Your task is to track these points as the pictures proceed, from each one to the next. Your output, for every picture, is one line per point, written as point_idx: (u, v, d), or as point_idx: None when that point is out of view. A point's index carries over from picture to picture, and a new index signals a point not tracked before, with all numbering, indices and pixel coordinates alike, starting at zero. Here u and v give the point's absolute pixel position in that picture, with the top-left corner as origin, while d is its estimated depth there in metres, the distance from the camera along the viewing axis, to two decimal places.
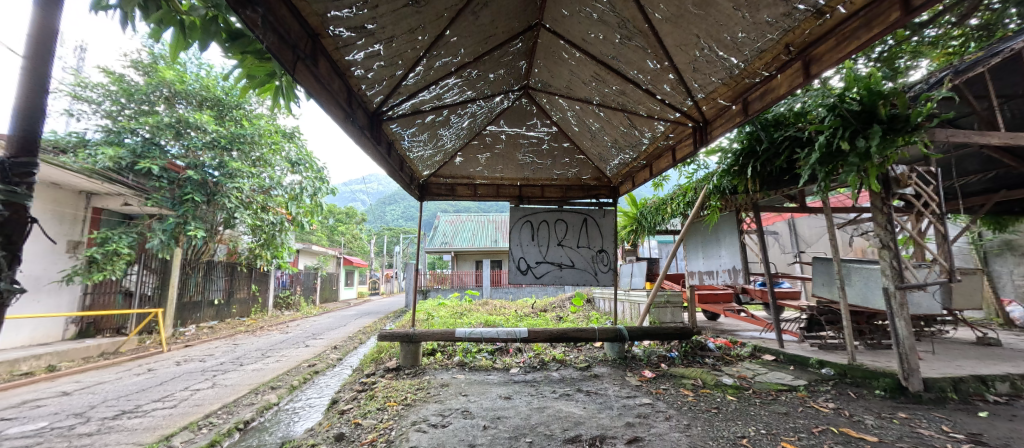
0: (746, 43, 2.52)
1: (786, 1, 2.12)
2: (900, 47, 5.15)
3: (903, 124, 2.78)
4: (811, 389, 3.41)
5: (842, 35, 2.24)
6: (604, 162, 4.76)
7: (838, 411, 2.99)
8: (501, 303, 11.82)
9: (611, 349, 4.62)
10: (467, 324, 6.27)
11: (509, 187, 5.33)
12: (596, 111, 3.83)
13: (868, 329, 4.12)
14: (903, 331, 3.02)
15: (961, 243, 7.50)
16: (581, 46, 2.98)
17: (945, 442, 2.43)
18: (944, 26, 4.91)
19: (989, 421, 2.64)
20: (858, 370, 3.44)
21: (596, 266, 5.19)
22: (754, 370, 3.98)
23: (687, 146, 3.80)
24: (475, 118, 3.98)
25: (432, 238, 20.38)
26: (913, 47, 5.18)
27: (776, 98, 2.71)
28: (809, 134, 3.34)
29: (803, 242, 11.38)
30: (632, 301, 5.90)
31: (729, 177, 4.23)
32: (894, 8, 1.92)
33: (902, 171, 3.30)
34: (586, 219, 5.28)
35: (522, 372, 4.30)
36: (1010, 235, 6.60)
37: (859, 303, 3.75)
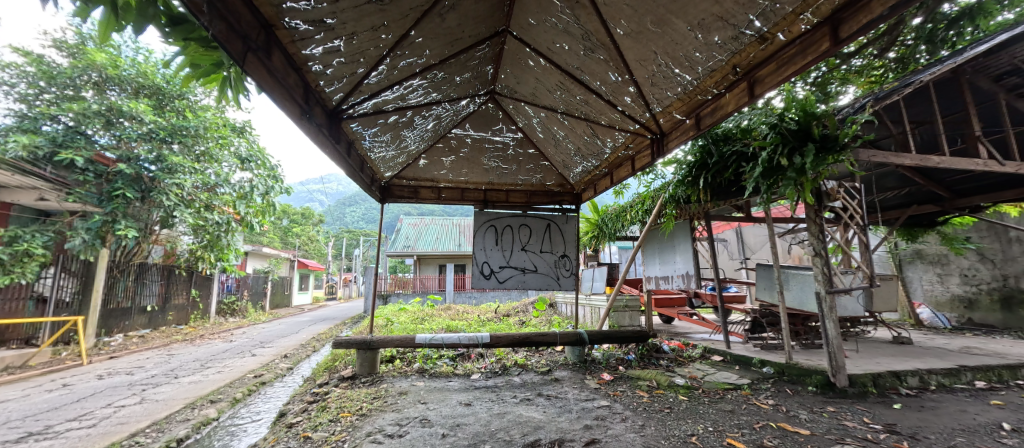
0: (700, 62, 2.68)
1: (734, 25, 2.29)
2: (832, 74, 5.69)
3: (833, 143, 3.07)
4: (753, 387, 3.65)
5: (781, 60, 2.45)
6: (568, 169, 4.86)
7: (777, 407, 3.22)
8: (464, 308, 11.69)
9: (572, 353, 4.70)
10: (428, 329, 6.15)
11: (474, 191, 5.30)
12: (561, 119, 3.91)
13: (803, 330, 4.48)
14: (833, 331, 3.30)
15: (881, 252, 8.37)
16: (547, 55, 3.03)
17: (866, 432, 2.69)
18: (868, 57, 5.49)
19: (901, 412, 2.95)
20: (794, 368, 3.72)
21: (558, 271, 5.28)
22: (704, 370, 4.20)
23: (645, 157, 3.97)
24: (440, 120, 3.93)
25: (395, 241, 19.85)
26: (842, 74, 5.75)
27: (724, 114, 2.90)
28: (753, 150, 3.61)
29: (749, 250, 12.21)
30: (593, 305, 6.05)
31: (684, 187, 4.45)
32: (824, 39, 2.16)
33: (832, 186, 3.63)
34: (549, 224, 5.35)
35: (484, 377, 4.26)
36: (920, 245, 7.46)
37: (796, 306, 4.06)
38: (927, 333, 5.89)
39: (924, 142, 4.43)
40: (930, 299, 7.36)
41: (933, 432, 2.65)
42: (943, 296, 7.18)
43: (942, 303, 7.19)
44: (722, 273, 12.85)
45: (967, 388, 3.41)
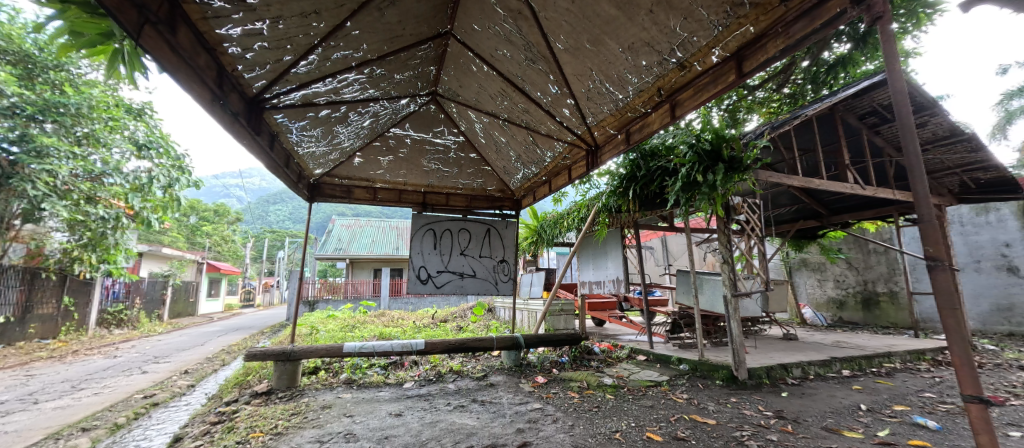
0: (631, 82, 2.89)
1: (658, 51, 2.52)
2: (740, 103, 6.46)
3: (739, 164, 3.46)
4: (671, 383, 3.97)
5: (698, 87, 2.74)
6: (509, 175, 4.92)
7: (690, 400, 3.53)
8: (398, 314, 11.25)
9: (508, 358, 4.74)
10: (358, 337, 5.81)
11: (413, 192, 5.14)
12: (502, 125, 3.96)
13: (714, 330, 4.98)
14: (736, 330, 3.71)
15: (776, 260, 9.64)
16: (489, 61, 3.05)
17: (761, 419, 3.06)
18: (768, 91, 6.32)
19: (788, 399, 3.41)
20: (706, 364, 4.11)
21: (496, 276, 5.31)
22: (630, 369, 4.48)
23: (581, 167, 4.16)
24: (378, 118, 3.77)
25: (325, 243, 18.50)
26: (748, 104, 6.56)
27: (651, 131, 3.15)
28: (675, 166, 3.94)
29: (671, 257, 13.32)
30: (530, 310, 6.15)
31: (616, 197, 4.70)
32: (731, 73, 2.48)
33: (738, 202, 4.10)
34: (489, 229, 5.36)
35: (417, 386, 4.13)
36: (805, 254, 8.72)
37: (708, 308, 4.50)
38: (809, 330, 6.87)
39: (809, 166, 5.19)
40: (813, 300, 8.61)
41: (811, 415, 3.09)
42: (822, 298, 8.45)
43: (821, 304, 8.47)
44: (649, 279, 13.89)
45: (836, 376, 4.04)
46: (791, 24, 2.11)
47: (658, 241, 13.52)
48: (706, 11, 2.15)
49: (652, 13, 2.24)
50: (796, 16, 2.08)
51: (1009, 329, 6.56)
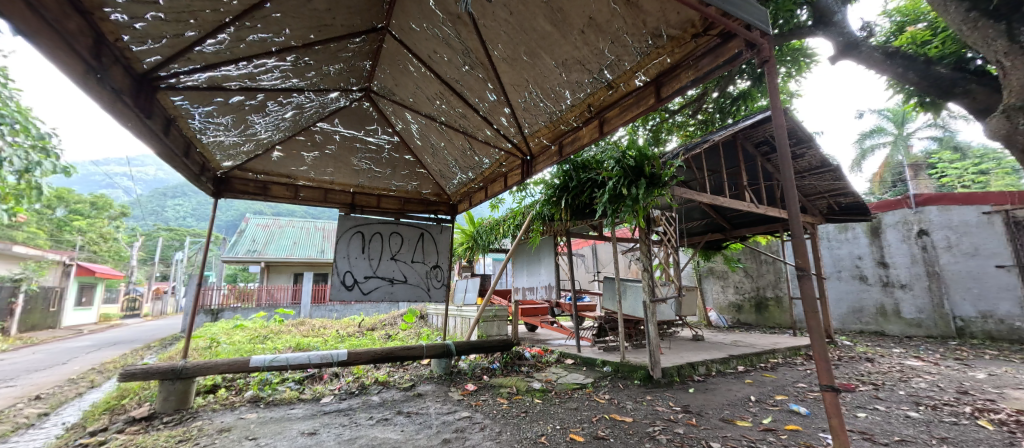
0: (564, 97, 3.03)
1: (589, 70, 2.68)
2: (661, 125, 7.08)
3: (659, 180, 3.78)
4: (595, 385, 4.17)
5: (623, 107, 2.95)
6: (445, 179, 4.83)
7: (611, 400, 3.73)
8: (320, 323, 10.40)
9: (438, 366, 4.62)
10: (269, 349, 5.24)
11: (340, 192, 4.81)
12: (439, 128, 3.89)
13: (635, 333, 5.34)
14: (653, 333, 4.02)
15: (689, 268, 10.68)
16: (427, 62, 2.98)
17: (670, 414, 3.33)
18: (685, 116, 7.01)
19: (694, 395, 3.76)
20: (626, 365, 4.38)
21: (429, 282, 5.17)
22: (558, 373, 4.62)
23: (517, 175, 4.23)
24: (302, 111, 3.49)
25: (236, 244, 16.51)
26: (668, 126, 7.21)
27: (582, 145, 3.33)
28: (603, 178, 4.19)
29: (600, 264, 14.06)
30: (463, 316, 6.07)
31: (549, 206, 4.83)
32: (650, 96, 2.73)
33: (657, 215, 4.47)
34: (422, 234, 5.20)
35: (336, 400, 3.84)
36: (712, 263, 9.77)
37: (630, 313, 4.82)
38: (715, 331, 7.67)
39: (715, 186, 5.83)
40: (717, 304, 9.66)
41: (712, 407, 3.44)
42: (725, 302, 9.52)
43: (723, 308, 9.53)
44: (579, 284, 14.57)
45: (733, 371, 4.56)
46: (700, 58, 2.39)
47: (589, 249, 14.25)
48: (630, 38, 2.35)
49: (584, 34, 2.38)
50: (704, 52, 2.37)
51: (860, 327, 7.97)
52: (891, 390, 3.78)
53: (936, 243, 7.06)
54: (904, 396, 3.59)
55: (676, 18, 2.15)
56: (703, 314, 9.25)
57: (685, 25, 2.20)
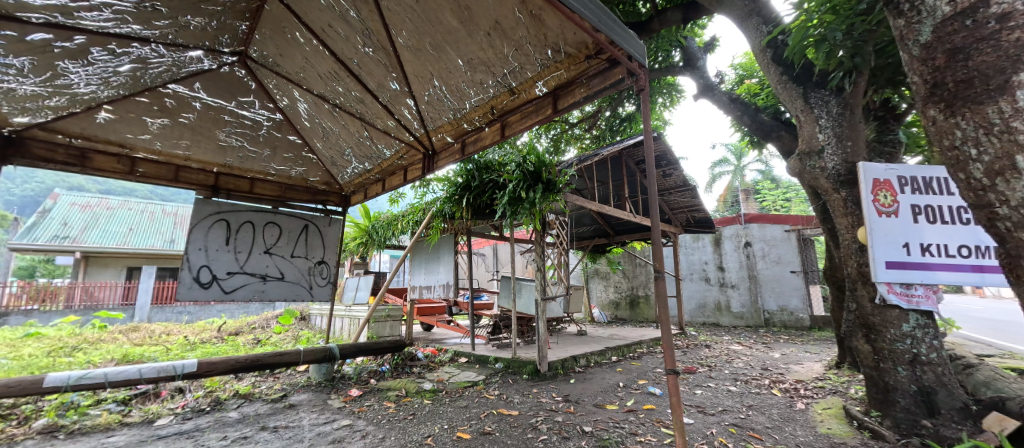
0: (468, 95, 3.05)
1: (493, 71, 2.74)
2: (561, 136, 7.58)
3: (554, 187, 4.06)
4: (486, 382, 4.26)
5: (524, 113, 3.10)
6: (337, 168, 4.40)
7: (499, 396, 3.86)
8: (163, 327, 8.53)
9: (317, 372, 4.19)
10: (76, 363, 4.08)
11: (198, 172, 3.98)
12: (331, 111, 3.53)
13: (526, 329, 5.64)
14: (542, 329, 4.27)
15: (579, 269, 11.64)
16: (319, 36, 2.67)
17: (552, 404, 3.58)
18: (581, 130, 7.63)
19: (574, 385, 4.12)
20: (516, 361, 4.58)
21: (311, 279, 4.69)
22: (451, 372, 4.60)
23: (417, 170, 4.08)
24: (145, 66, 2.81)
25: (33, 228, 12.53)
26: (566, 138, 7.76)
27: (483, 145, 3.39)
28: (503, 180, 4.31)
29: (500, 264, 14.42)
30: (352, 316, 5.61)
31: (451, 204, 4.75)
32: (548, 107, 2.92)
33: (552, 218, 4.76)
34: (306, 225, 4.69)
35: (177, 421, 3.18)
36: (598, 265, 10.82)
37: (523, 310, 5.05)
38: (597, 326, 8.50)
39: (603, 195, 6.48)
40: (600, 301, 10.74)
41: (588, 395, 3.81)
42: (606, 300, 10.63)
43: (605, 305, 10.64)
44: (478, 283, 14.75)
45: (608, 361, 5.12)
46: (591, 78, 2.64)
47: (489, 248, 14.53)
48: (532, 48, 2.48)
49: (489, 36, 2.42)
50: (595, 73, 2.62)
51: (703, 319, 9.64)
52: (719, 369, 4.69)
53: (758, 253, 8.99)
54: (727, 374, 4.48)
55: (572, 38, 2.33)
56: (588, 311, 10.18)
57: (580, 46, 2.40)
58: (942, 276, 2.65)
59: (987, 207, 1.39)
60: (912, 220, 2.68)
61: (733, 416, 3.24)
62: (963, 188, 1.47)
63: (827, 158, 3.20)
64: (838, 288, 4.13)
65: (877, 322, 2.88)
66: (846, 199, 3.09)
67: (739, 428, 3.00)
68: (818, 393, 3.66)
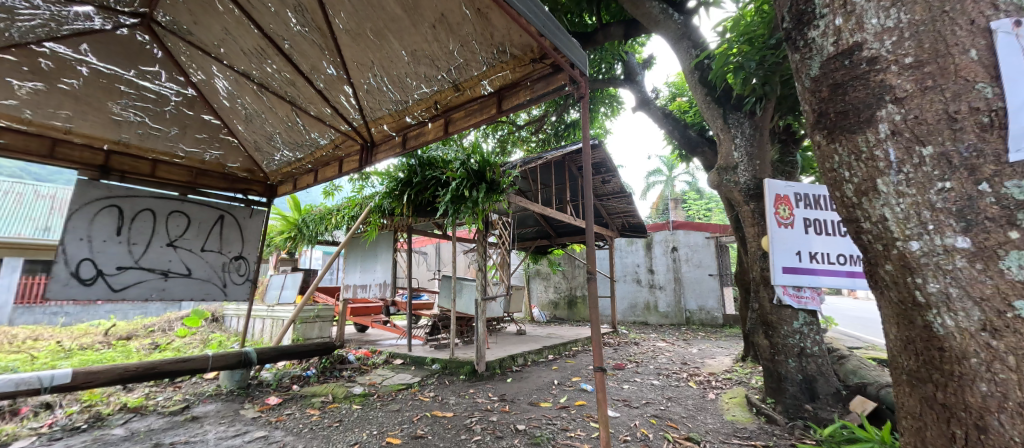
0: (410, 88, 2.95)
1: (437, 65, 2.68)
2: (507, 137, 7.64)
3: (497, 187, 4.07)
4: (421, 384, 4.15)
5: (468, 111, 3.07)
6: (261, 154, 4.01)
7: (435, 397, 3.78)
8: (28, 331, 7.16)
9: (229, 379, 3.80)
10: None
11: (82, 148, 3.33)
12: (257, 92, 3.20)
13: (466, 329, 5.59)
14: (481, 329, 4.26)
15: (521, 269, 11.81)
16: (242, 7, 2.40)
17: (487, 404, 3.59)
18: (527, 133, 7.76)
19: (510, 384, 4.16)
20: (454, 362, 4.52)
21: (225, 276, 4.27)
22: (384, 375, 4.41)
23: (353, 162, 3.86)
24: (12, 19, 2.29)
25: None
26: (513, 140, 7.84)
27: (426, 141, 3.31)
28: (446, 178, 4.23)
29: (442, 263, 14.17)
30: (274, 317, 5.15)
31: (390, 199, 4.55)
32: (492, 107, 2.93)
33: (495, 218, 4.78)
34: (222, 216, 4.23)
35: (41, 443, 2.67)
36: (539, 266, 11.07)
37: (463, 310, 5.01)
38: (536, 326, 8.69)
39: (546, 198, 6.64)
40: (541, 301, 11.01)
41: (523, 394, 3.87)
42: (546, 300, 10.93)
43: (545, 305, 10.93)
44: (419, 283, 14.36)
45: (544, 360, 5.26)
46: (535, 82, 2.69)
47: (432, 247, 14.22)
48: (478, 46, 2.46)
49: (434, 29, 2.35)
50: (539, 77, 2.67)
51: (634, 318, 10.31)
52: (645, 365, 5.03)
53: (683, 257, 9.81)
54: (652, 369, 4.82)
55: (518, 40, 2.35)
56: (529, 311, 10.38)
57: (525, 49, 2.43)
58: (823, 280, 3.09)
59: (855, 221, 1.64)
60: (803, 231, 3.09)
61: (655, 408, 3.49)
62: (838, 205, 1.72)
63: (740, 173, 3.57)
64: (745, 290, 4.63)
65: (774, 319, 3.27)
66: (754, 211, 3.49)
67: (659, 419, 3.23)
68: (726, 384, 4.08)
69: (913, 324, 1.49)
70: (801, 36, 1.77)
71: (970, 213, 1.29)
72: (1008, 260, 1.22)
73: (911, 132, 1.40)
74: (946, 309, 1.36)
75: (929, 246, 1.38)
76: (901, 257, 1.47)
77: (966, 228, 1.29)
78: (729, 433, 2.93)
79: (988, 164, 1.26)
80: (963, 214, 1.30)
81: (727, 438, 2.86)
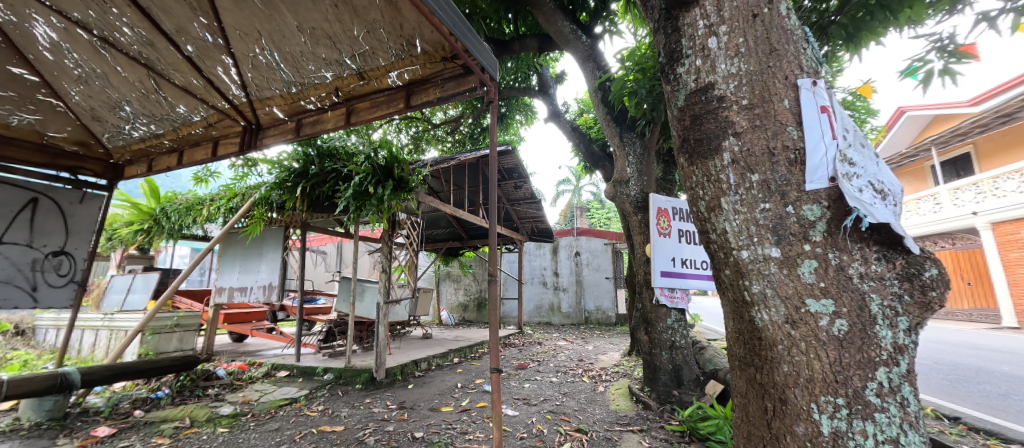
0: (306, 69, 2.66)
1: (339, 48, 2.46)
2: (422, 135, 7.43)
3: (405, 185, 3.92)
4: (309, 397, 3.76)
5: (373, 102, 2.92)
6: (102, 126, 3.23)
7: (324, 411, 3.44)
8: None
9: (35, 409, 2.97)
10: None
11: None
12: (95, 51, 2.53)
13: (366, 335, 5.25)
14: (382, 334, 4.02)
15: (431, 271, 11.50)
16: None
17: (384, 413, 3.39)
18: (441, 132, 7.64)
19: (411, 390, 4.00)
20: (349, 370, 4.19)
21: (35, 276, 3.34)
22: (262, 390, 3.89)
23: (232, 145, 3.36)
24: None
25: None
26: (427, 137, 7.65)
27: (324, 130, 3.04)
28: (349, 172, 3.93)
29: (344, 264, 13.06)
30: (111, 327, 4.18)
31: (280, 191, 4.05)
32: (400, 101, 2.82)
33: (403, 218, 4.61)
34: (35, 200, 3.31)
35: None
36: (450, 268, 10.93)
37: (363, 314, 4.70)
38: (443, 329, 8.54)
39: (458, 199, 6.60)
40: (450, 304, 10.87)
41: (424, 400, 3.74)
42: (456, 302, 10.82)
43: (454, 307, 10.81)
44: (316, 285, 13.02)
45: (449, 363, 5.18)
46: (445, 81, 2.66)
47: (333, 246, 13.04)
48: (385, 34, 2.32)
49: (336, 9, 2.14)
50: (449, 77, 2.65)
51: (539, 319, 10.74)
52: (545, 363, 5.27)
53: (585, 261, 10.61)
54: (551, 367, 5.08)
55: (429, 36, 2.28)
56: (437, 314, 10.17)
57: (435, 45, 2.37)
58: (691, 283, 3.62)
59: (705, 233, 1.94)
60: (676, 240, 3.58)
61: (551, 404, 3.68)
62: (694, 219, 2.00)
63: (631, 187, 3.99)
64: (632, 292, 5.17)
65: (652, 316, 3.71)
66: (640, 221, 3.92)
67: (554, 414, 3.41)
68: (614, 377, 4.49)
69: (742, 318, 1.81)
70: (671, 70, 2.04)
71: (781, 229, 1.62)
72: (804, 267, 1.56)
73: (744, 162, 1.71)
74: (764, 305, 1.67)
75: (754, 255, 1.69)
76: (736, 263, 1.77)
77: (778, 241, 1.62)
78: (612, 421, 3.23)
79: (793, 191, 1.60)
80: (777, 230, 1.62)
81: (611, 426, 3.14)
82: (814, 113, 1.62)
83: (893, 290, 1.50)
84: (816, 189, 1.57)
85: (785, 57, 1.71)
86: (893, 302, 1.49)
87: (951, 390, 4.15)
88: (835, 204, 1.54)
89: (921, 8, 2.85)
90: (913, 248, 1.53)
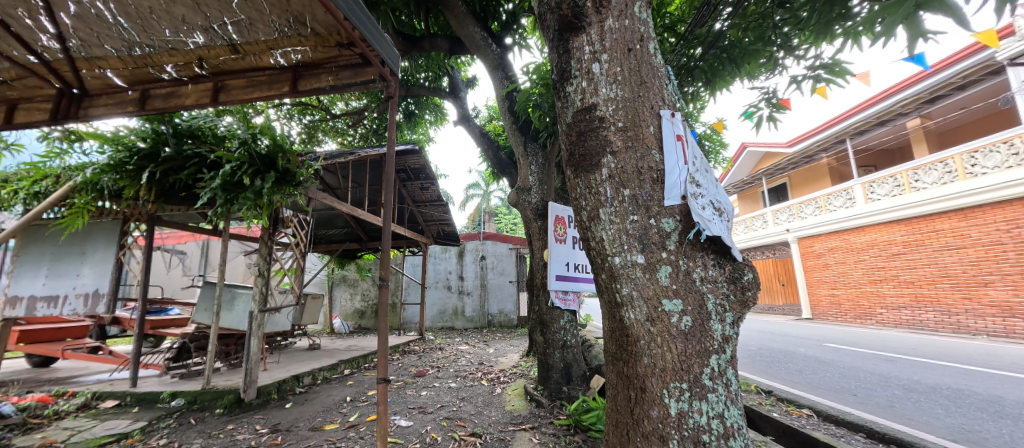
0: (159, 31, 2.18)
1: (206, 15, 2.07)
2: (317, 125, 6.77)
3: (291, 178, 3.50)
4: (146, 431, 3.06)
5: (250, 80, 2.57)
6: None
7: (167, 445, 2.84)
8: None
9: None
10: None
11: None
12: None
13: (234, 349, 4.54)
14: (254, 347, 3.50)
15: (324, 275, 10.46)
16: None
17: (252, 440, 2.93)
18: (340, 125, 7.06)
19: (289, 409, 3.57)
20: (208, 393, 3.56)
21: None
22: (74, 428, 3.05)
23: (44, 111, 2.64)
24: None
25: None
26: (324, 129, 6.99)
27: (181, 106, 2.59)
28: (217, 158, 3.35)
29: (211, 267, 11.08)
30: None
31: (115, 175, 3.27)
32: (285, 84, 2.54)
33: (287, 215, 4.12)
34: None
35: None
36: (346, 272, 10.10)
37: (231, 325, 4.06)
38: (334, 339, 7.79)
39: (357, 198, 6.16)
40: (344, 311, 10.02)
41: (303, 420, 3.34)
42: (351, 309, 10.02)
43: (349, 314, 9.99)
44: (170, 292, 10.77)
45: (338, 376, 4.74)
46: (340, 69, 2.46)
47: (195, 245, 10.95)
48: (269, 7, 2.00)
49: None
50: (345, 65, 2.45)
51: (441, 323, 10.53)
52: (444, 369, 5.18)
53: (490, 266, 10.80)
54: (450, 372, 5.02)
55: (322, 18, 2.05)
56: (328, 322, 9.26)
57: (330, 28, 2.16)
58: (582, 286, 3.94)
59: (586, 240, 2.11)
60: (570, 246, 3.87)
61: (447, 410, 3.62)
62: (578, 226, 2.17)
63: (532, 195, 4.19)
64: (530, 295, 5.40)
65: (546, 318, 3.94)
66: (539, 228, 4.14)
67: (449, 421, 3.36)
68: (511, 378, 4.63)
69: (614, 318, 2.01)
70: (562, 88, 2.19)
71: (645, 238, 1.85)
72: (661, 272, 1.81)
73: (619, 178, 1.91)
74: (631, 305, 1.88)
75: (624, 261, 1.90)
76: (610, 268, 1.96)
77: (642, 248, 1.85)
78: (506, 422, 3.32)
79: (655, 205, 1.85)
80: (641, 239, 1.85)
81: (504, 426, 3.22)
82: (672, 140, 1.90)
83: (722, 290, 1.82)
84: (672, 205, 1.83)
85: (652, 90, 1.97)
86: (723, 300, 1.82)
87: (768, 369, 5.23)
88: (685, 218, 1.82)
89: (754, 65, 3.58)
90: (737, 257, 1.89)
